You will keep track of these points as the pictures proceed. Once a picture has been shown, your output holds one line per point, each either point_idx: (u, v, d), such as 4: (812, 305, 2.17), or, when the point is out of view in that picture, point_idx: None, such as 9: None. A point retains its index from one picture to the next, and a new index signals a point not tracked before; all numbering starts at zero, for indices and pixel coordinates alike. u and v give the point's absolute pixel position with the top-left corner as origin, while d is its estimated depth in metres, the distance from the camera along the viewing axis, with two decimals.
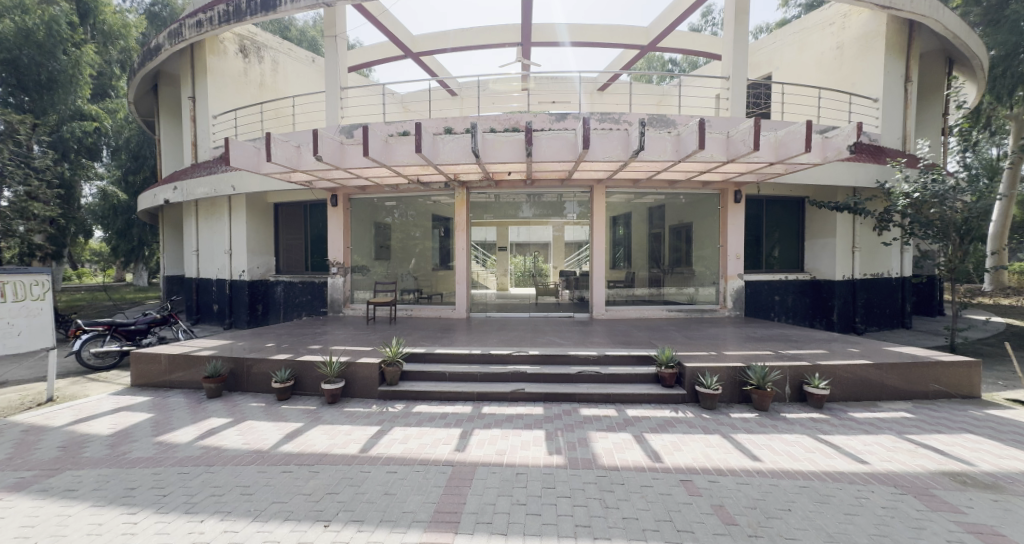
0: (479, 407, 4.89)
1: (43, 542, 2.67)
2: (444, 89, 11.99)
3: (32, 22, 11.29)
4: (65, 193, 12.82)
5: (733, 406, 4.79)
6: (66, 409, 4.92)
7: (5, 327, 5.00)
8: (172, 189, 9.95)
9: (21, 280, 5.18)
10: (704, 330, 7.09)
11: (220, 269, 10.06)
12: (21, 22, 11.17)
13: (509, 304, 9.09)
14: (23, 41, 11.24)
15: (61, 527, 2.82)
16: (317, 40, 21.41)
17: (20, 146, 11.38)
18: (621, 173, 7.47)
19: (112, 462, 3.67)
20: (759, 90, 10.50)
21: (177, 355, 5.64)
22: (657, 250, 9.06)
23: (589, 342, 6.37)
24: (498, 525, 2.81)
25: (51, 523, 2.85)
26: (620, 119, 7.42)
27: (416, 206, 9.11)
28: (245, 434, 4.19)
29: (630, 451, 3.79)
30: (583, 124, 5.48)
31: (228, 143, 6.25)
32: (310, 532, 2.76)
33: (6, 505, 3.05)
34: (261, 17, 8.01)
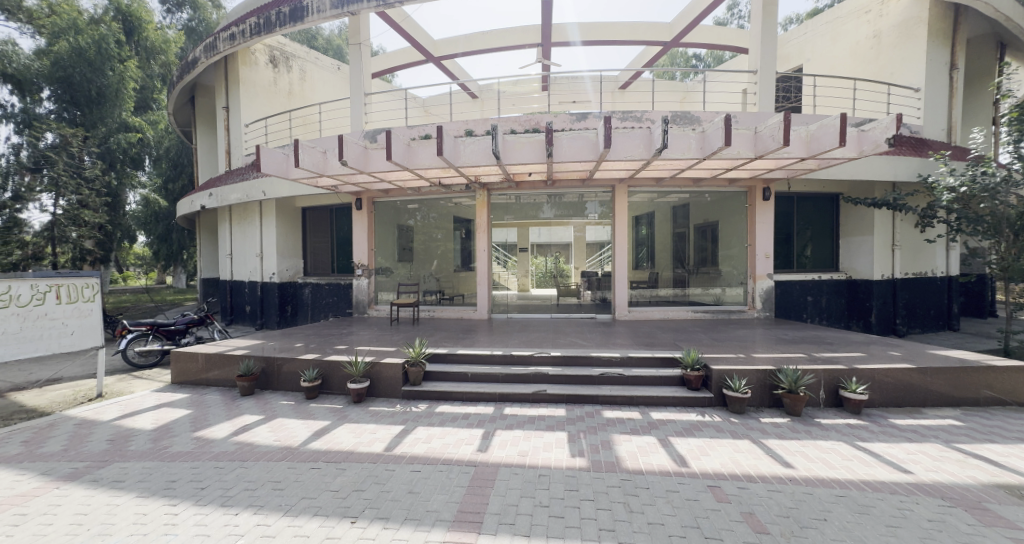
0: (501, 408, 4.89)
1: (94, 530, 2.81)
2: (465, 92, 12.09)
3: (85, 42, 12.27)
4: (112, 201, 13.68)
5: (763, 411, 4.63)
6: (114, 404, 5.20)
7: (59, 327, 5.30)
8: (208, 195, 10.39)
9: (74, 283, 5.46)
10: (732, 331, 6.89)
11: (252, 271, 10.43)
12: (76, 42, 12.20)
13: (531, 305, 9.08)
14: (77, 59, 12.24)
15: (109, 516, 2.96)
16: (343, 48, 22.01)
17: (73, 157, 12.48)
18: (643, 172, 7.36)
19: (155, 455, 3.85)
20: (789, 83, 10.16)
21: (213, 354, 5.86)
22: (682, 250, 8.88)
23: (611, 343, 6.29)
24: (521, 526, 2.80)
25: (101, 511, 3.01)
26: (642, 117, 7.30)
27: (438, 208, 9.21)
28: (275, 431, 4.32)
29: (655, 455, 3.71)
30: (605, 123, 5.40)
31: (259, 151, 6.48)
32: (337, 528, 2.81)
33: (61, 494, 3.23)
34: (290, 27, 8.25)
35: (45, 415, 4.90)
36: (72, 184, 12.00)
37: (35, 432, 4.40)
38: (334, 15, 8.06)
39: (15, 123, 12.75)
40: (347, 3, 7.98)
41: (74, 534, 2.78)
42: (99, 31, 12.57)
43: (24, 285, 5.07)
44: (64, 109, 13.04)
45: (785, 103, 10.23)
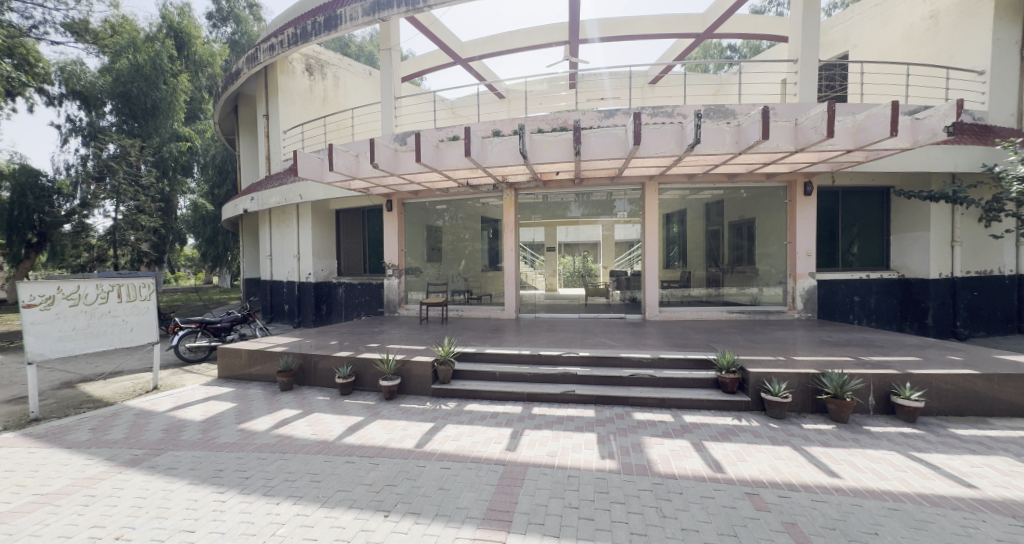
0: (529, 408, 4.88)
1: (152, 513, 2.99)
2: (493, 92, 12.15)
3: (142, 58, 13.30)
4: (165, 206, 14.48)
5: (806, 416, 4.41)
6: (167, 397, 5.52)
7: (120, 324, 5.68)
8: (250, 200, 10.88)
9: (133, 282, 5.81)
10: (770, 333, 6.60)
11: (290, 272, 10.84)
12: (135, 59, 13.25)
13: (559, 304, 9.01)
14: (135, 75, 13.32)
15: (164, 500, 3.14)
16: (374, 54, 22.58)
17: (132, 166, 13.34)
18: (675, 168, 7.17)
19: (204, 445, 4.06)
20: (833, 72, 9.64)
21: (255, 350, 6.13)
22: (716, 248, 8.60)
23: (642, 344, 6.15)
24: (550, 527, 2.78)
25: (157, 496, 3.19)
26: (674, 112, 7.09)
27: (466, 208, 9.29)
28: (312, 425, 4.47)
29: (688, 459, 3.60)
30: (634, 120, 5.29)
31: (296, 155, 6.72)
32: (371, 520, 2.87)
33: (123, 478, 3.46)
34: (324, 36, 8.52)
35: (109, 405, 5.27)
36: (132, 191, 12.79)
37: (100, 420, 4.74)
38: (366, 22, 8.25)
39: (83, 136, 13.88)
40: (378, 10, 8.14)
41: (135, 515, 2.97)
42: (154, 48, 13.51)
43: (90, 286, 5.39)
44: (123, 122, 14.00)
45: (829, 93, 9.70)
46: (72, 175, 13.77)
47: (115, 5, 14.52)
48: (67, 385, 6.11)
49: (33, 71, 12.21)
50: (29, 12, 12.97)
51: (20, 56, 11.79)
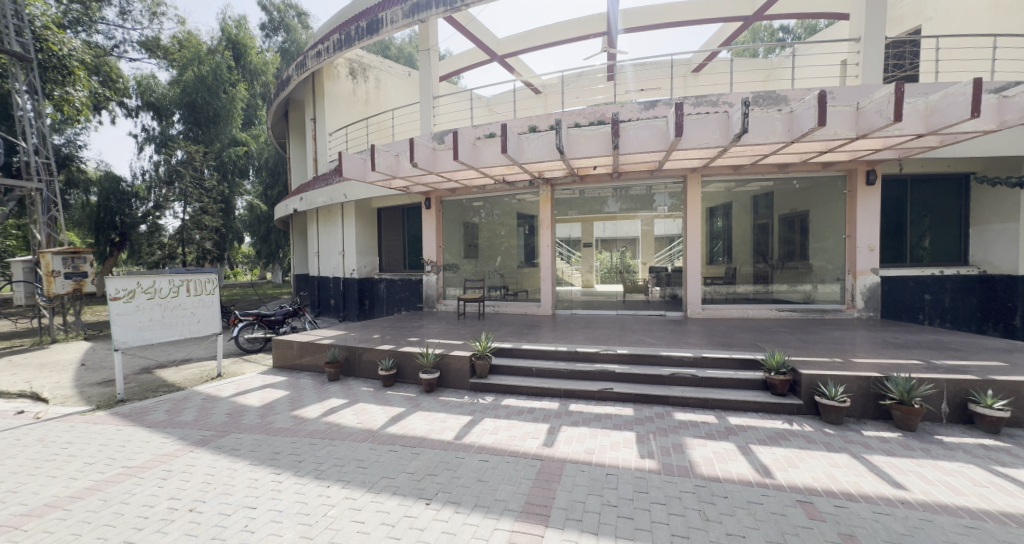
0: (566, 404, 4.86)
1: (219, 488, 3.25)
2: (529, 88, 12.12)
3: (206, 70, 14.42)
4: (225, 207, 15.54)
5: (866, 422, 4.13)
6: (229, 383, 5.96)
7: (189, 316, 6.16)
8: (299, 200, 11.47)
9: (200, 278, 6.25)
10: (825, 333, 6.21)
11: (336, 268, 11.36)
12: (200, 71, 14.37)
13: (596, 301, 8.91)
14: (199, 85, 14.34)
15: (229, 478, 3.41)
16: (413, 55, 23.10)
17: (196, 170, 14.54)
18: (720, 159, 6.88)
19: (262, 429, 4.35)
20: (901, 49, 8.87)
21: (305, 342, 6.48)
22: (764, 243, 8.14)
23: (683, 342, 5.97)
24: (588, 523, 2.77)
25: (224, 473, 3.47)
26: (718, 101, 6.79)
27: (502, 205, 9.37)
28: (358, 415, 4.67)
29: (734, 463, 3.47)
30: (676, 111, 5.11)
31: (340, 156, 7.02)
32: (413, 507, 2.98)
33: (194, 455, 3.78)
34: (366, 40, 8.81)
35: (181, 389, 5.75)
36: (197, 193, 14.13)
37: (173, 403, 5.18)
38: (406, 24, 8.45)
39: (155, 143, 15.09)
40: (417, 12, 8.31)
41: (205, 490, 3.23)
42: (215, 60, 14.57)
43: (163, 280, 5.87)
44: (189, 129, 15.07)
45: (897, 72, 8.89)
46: (147, 180, 15.05)
47: (181, 22, 15.69)
48: (146, 370, 6.74)
49: (115, 87, 13.43)
50: (112, 33, 14.33)
51: (105, 73, 12.98)
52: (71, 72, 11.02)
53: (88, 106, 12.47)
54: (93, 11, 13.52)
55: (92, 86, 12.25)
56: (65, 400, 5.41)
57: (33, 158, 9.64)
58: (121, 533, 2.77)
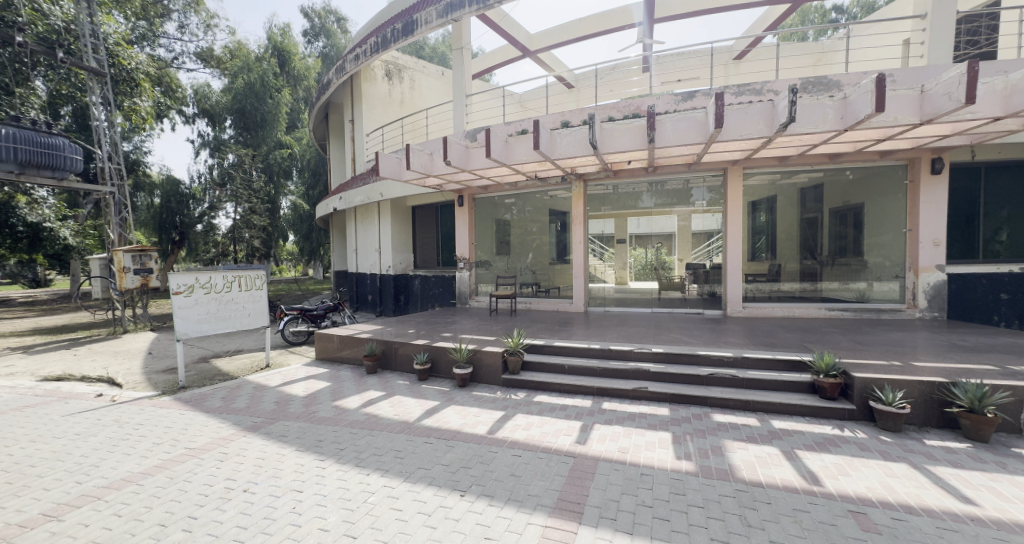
0: (599, 402, 4.80)
1: (269, 472, 3.44)
2: (562, 83, 11.97)
3: (255, 77, 15.34)
4: (270, 207, 16.39)
5: (929, 431, 3.85)
6: (277, 374, 6.28)
7: (240, 310, 6.52)
8: (338, 199, 11.94)
9: (250, 274, 6.60)
10: (881, 334, 5.81)
11: (373, 265, 11.71)
12: (250, 78, 15.31)
13: (629, 299, 8.75)
14: (248, 92, 15.38)
15: (279, 462, 3.60)
16: (447, 54, 23.38)
17: (246, 172, 15.73)
18: (763, 151, 6.57)
19: (306, 418, 4.56)
20: (974, 25, 8.09)
21: (345, 335, 6.72)
22: (812, 238, 7.70)
23: (723, 341, 5.76)
24: (622, 523, 2.73)
25: (273, 458, 3.66)
26: (762, 89, 6.47)
27: (534, 202, 9.35)
28: (395, 407, 4.80)
29: (778, 468, 3.32)
30: (716, 101, 4.91)
31: (376, 156, 7.20)
32: (448, 498, 3.04)
33: (247, 440, 4.02)
34: (402, 41, 8.99)
35: (235, 378, 6.13)
36: (247, 194, 15.29)
37: (227, 391, 5.53)
38: (440, 24, 8.54)
39: (209, 148, 16.09)
40: (451, 11, 8.38)
41: (257, 472, 3.43)
42: (262, 67, 15.48)
43: (217, 276, 6.25)
44: (240, 133, 16.05)
45: (970, 50, 8.10)
46: (203, 182, 16.06)
47: (231, 32, 16.62)
48: (203, 359, 7.23)
49: (175, 96, 14.34)
50: (172, 45, 15.37)
51: (166, 84, 13.85)
52: (138, 84, 11.92)
53: (152, 115, 13.48)
54: (156, 26, 14.54)
55: (155, 96, 13.20)
56: (136, 385, 5.90)
57: (106, 164, 10.47)
58: (185, 508, 2.99)
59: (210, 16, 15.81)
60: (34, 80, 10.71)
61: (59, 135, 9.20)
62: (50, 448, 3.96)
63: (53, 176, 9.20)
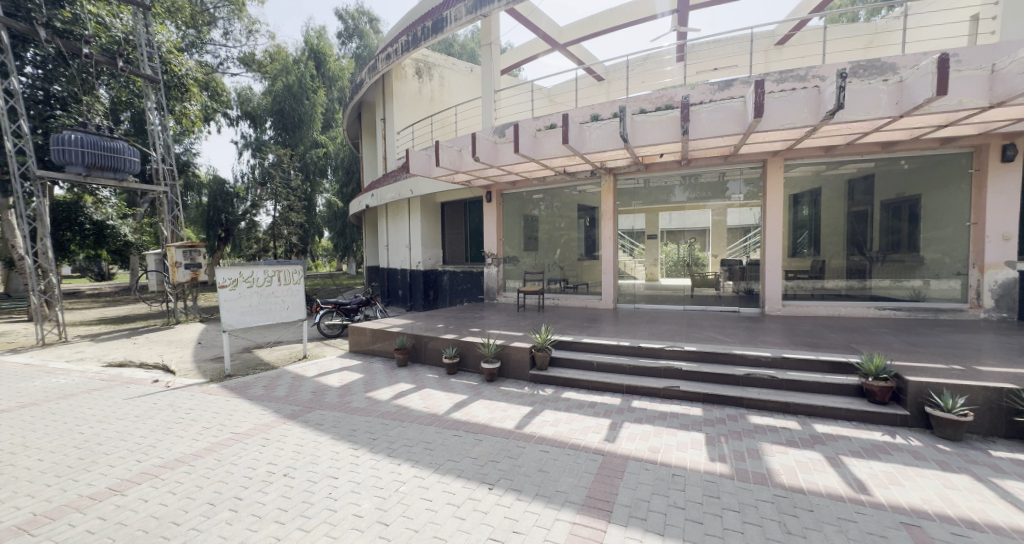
0: (629, 400, 4.70)
1: (307, 458, 3.57)
2: (592, 76, 11.77)
3: (292, 79, 15.92)
4: (307, 204, 17.00)
5: (994, 441, 3.55)
6: (313, 365, 6.51)
7: (280, 303, 6.80)
8: (370, 196, 12.23)
9: (288, 269, 6.85)
10: (938, 336, 5.40)
11: (404, 260, 11.94)
12: (289, 81, 15.91)
13: (660, 296, 8.54)
14: (287, 94, 15.92)
15: (316, 449, 3.73)
16: (476, 51, 23.45)
17: (285, 171, 16.35)
18: (807, 140, 6.22)
19: (340, 407, 4.71)
20: None
21: (377, 329, 6.89)
22: (861, 233, 7.25)
23: (761, 341, 5.52)
24: (653, 523, 2.66)
25: (310, 445, 3.80)
26: (807, 75, 6.11)
27: (562, 197, 9.24)
28: (424, 399, 4.88)
29: (821, 474, 3.15)
30: (755, 89, 4.67)
31: (407, 154, 7.30)
32: (477, 491, 3.06)
33: (286, 427, 4.19)
34: (431, 39, 9.07)
35: (275, 368, 6.40)
36: (286, 193, 16.29)
37: (268, 380, 5.78)
38: (469, 20, 8.56)
39: (251, 148, 16.84)
40: (480, 7, 8.37)
41: (296, 458, 3.57)
42: (299, 70, 16.07)
43: (259, 271, 6.51)
44: (279, 133, 16.69)
45: None
46: (246, 181, 16.83)
47: (271, 36, 17.25)
48: (247, 349, 7.60)
49: (221, 99, 15.04)
50: (217, 51, 16.13)
51: (213, 88, 14.53)
52: (187, 89, 12.53)
53: (200, 119, 14.21)
54: (203, 34, 15.28)
55: (203, 100, 13.90)
56: (187, 373, 6.27)
57: (160, 166, 11.10)
58: (231, 489, 3.14)
59: (252, 22, 16.47)
60: (98, 89, 11.49)
61: (120, 138, 9.80)
62: (113, 429, 4.25)
63: (115, 177, 9.83)
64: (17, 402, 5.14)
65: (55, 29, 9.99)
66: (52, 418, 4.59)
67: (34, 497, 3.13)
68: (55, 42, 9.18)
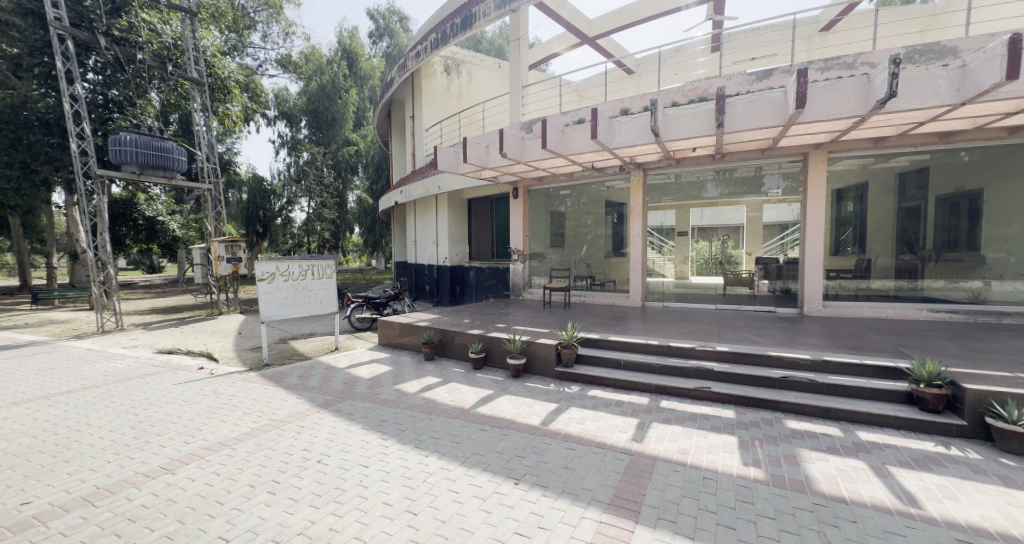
0: (657, 400, 4.61)
1: (338, 446, 3.68)
2: (622, 69, 11.53)
3: (326, 79, 16.36)
4: (339, 201, 17.49)
5: None
6: (345, 356, 6.71)
7: (313, 296, 7.01)
8: (399, 193, 12.42)
9: (321, 263, 7.06)
10: (1000, 341, 5.01)
11: (431, 256, 12.09)
12: (323, 81, 16.37)
13: (690, 294, 8.31)
14: (321, 94, 16.43)
15: (347, 438, 3.84)
16: (504, 47, 23.41)
17: (318, 169, 16.85)
18: (854, 132, 5.88)
19: (370, 398, 4.83)
20: None
21: (405, 323, 7.01)
22: (912, 230, 6.81)
23: (800, 342, 5.28)
24: (683, 526, 2.60)
25: (341, 434, 3.92)
26: (855, 63, 5.76)
27: (589, 193, 9.13)
28: (451, 393, 4.94)
29: (866, 484, 2.99)
30: (798, 78, 4.44)
31: (435, 151, 7.36)
32: (503, 485, 3.07)
33: (319, 416, 4.34)
34: (460, 36, 9.11)
35: (309, 359, 6.62)
36: (319, 190, 16.80)
37: (303, 370, 6.00)
38: (497, 16, 8.52)
39: (287, 147, 17.46)
40: (509, 1, 8.32)
41: (328, 446, 3.69)
42: (333, 70, 16.51)
43: (294, 265, 6.74)
44: (313, 132, 17.22)
45: None
46: (282, 179, 17.47)
47: (306, 38, 17.75)
48: (282, 340, 7.91)
49: (260, 100, 15.63)
50: (257, 54, 16.77)
51: (253, 90, 15.10)
52: (229, 91, 13.09)
53: (241, 119, 14.83)
54: (244, 37, 15.90)
55: (243, 101, 14.49)
56: (229, 361, 6.59)
57: (205, 165, 11.64)
58: (270, 473, 3.28)
59: (289, 25, 17.02)
60: (150, 93, 12.15)
61: (169, 139, 10.32)
62: (164, 411, 4.52)
63: (164, 176, 10.38)
64: (80, 384, 5.54)
65: (113, 37, 10.62)
66: (110, 399, 4.92)
67: (96, 472, 3.36)
68: (113, 50, 9.76)
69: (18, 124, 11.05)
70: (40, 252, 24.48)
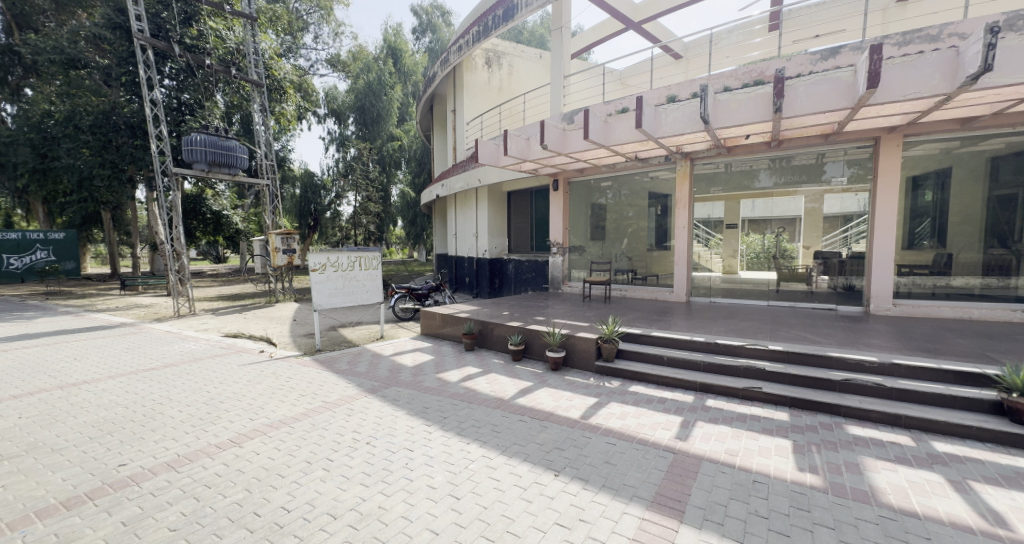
0: (703, 399, 4.43)
1: (384, 430, 3.84)
2: (669, 53, 11.05)
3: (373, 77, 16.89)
4: (384, 194, 18.06)
5: None
6: (390, 344, 6.96)
7: (359, 286, 7.28)
8: (440, 187, 12.62)
9: (367, 255, 7.30)
10: None
11: (472, 248, 12.27)
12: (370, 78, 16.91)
13: (740, 290, 7.94)
14: (368, 91, 17.01)
15: (393, 423, 3.99)
16: (545, 36, 23.13)
17: (365, 164, 17.50)
18: (936, 112, 5.31)
19: (413, 385, 4.99)
20: None
21: (446, 314, 7.16)
22: (1006, 221, 6.08)
23: (866, 344, 4.88)
24: (731, 529, 2.49)
25: (387, 418, 4.07)
26: (939, 35, 5.17)
27: (632, 184, 8.84)
28: (491, 384, 4.99)
29: (943, 499, 2.73)
30: (870, 56, 4.05)
31: (476, 144, 7.40)
32: (543, 476, 3.08)
33: (366, 400, 4.54)
34: (502, 28, 9.06)
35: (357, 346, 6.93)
36: (365, 184, 17.43)
37: (351, 356, 6.30)
38: (539, 5, 8.40)
39: (337, 143, 18.22)
40: None
41: (376, 428, 3.86)
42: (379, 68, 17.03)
43: (343, 256, 7.04)
44: (360, 128, 17.86)
45: None
46: (332, 173, 18.28)
47: (353, 37, 18.35)
48: (332, 328, 8.32)
49: (312, 99, 16.35)
50: (309, 55, 17.55)
51: (305, 89, 15.82)
52: (285, 91, 13.78)
53: (295, 117, 15.60)
54: (298, 39, 16.67)
55: (298, 101, 15.26)
56: (285, 346, 7.04)
57: (263, 162, 12.35)
58: (324, 451, 3.47)
59: (339, 25, 17.65)
60: (216, 95, 13.02)
61: (233, 138, 11.04)
62: (232, 390, 4.89)
63: (229, 173, 11.14)
64: (160, 362, 6.10)
65: (185, 45, 11.48)
66: (185, 377, 5.40)
67: (177, 440, 3.70)
68: (185, 56, 10.48)
69: (108, 128, 12.26)
70: (125, 243, 27.09)
